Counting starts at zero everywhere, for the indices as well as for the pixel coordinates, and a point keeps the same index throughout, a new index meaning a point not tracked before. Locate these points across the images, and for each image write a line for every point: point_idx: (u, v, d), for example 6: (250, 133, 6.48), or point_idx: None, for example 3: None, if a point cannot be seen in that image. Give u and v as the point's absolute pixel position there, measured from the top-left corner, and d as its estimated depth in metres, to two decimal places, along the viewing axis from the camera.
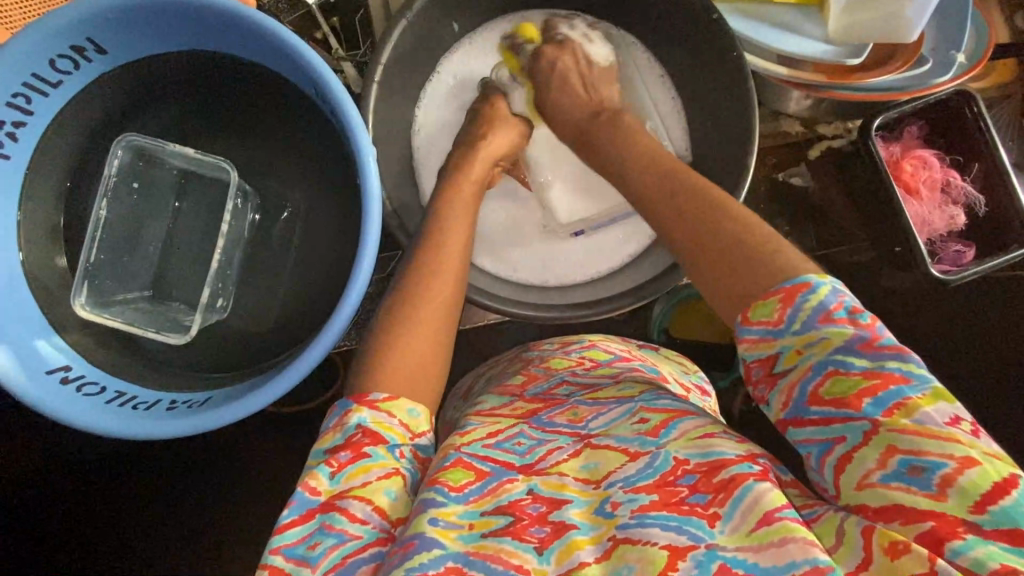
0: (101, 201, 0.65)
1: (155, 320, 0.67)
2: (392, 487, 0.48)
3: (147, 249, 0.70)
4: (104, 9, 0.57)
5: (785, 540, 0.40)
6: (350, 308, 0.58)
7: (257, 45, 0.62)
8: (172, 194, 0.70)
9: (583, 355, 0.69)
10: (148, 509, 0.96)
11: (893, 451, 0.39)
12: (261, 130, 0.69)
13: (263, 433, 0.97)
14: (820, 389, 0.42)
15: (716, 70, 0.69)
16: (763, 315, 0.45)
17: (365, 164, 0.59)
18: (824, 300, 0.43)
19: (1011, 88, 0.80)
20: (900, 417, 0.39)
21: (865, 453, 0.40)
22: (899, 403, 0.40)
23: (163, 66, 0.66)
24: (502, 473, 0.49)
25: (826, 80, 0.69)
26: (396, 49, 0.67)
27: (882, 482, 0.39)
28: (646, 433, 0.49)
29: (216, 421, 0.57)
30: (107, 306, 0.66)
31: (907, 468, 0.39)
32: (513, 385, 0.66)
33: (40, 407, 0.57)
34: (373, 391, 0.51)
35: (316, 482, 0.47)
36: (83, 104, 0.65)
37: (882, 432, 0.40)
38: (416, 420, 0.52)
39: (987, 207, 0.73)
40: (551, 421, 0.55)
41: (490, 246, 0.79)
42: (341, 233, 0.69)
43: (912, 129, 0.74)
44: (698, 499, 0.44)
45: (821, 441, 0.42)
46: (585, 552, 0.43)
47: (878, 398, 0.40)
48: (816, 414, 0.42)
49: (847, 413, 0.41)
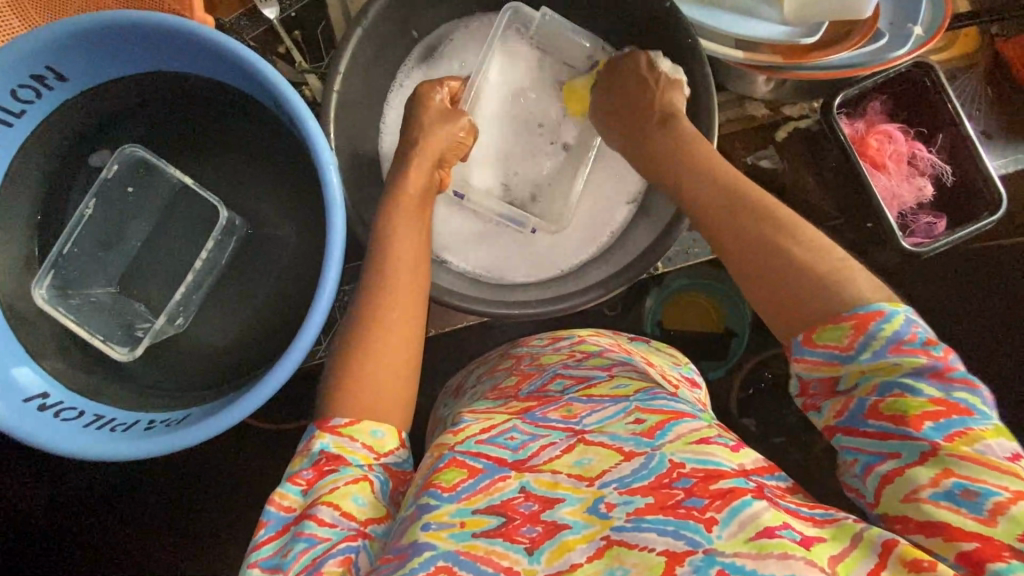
0: (89, 199, 0.68)
1: (111, 322, 0.68)
2: (359, 493, 0.48)
3: (127, 246, 0.71)
4: (61, 37, 0.57)
5: (785, 555, 0.39)
6: (316, 327, 0.58)
7: (214, 60, 0.63)
8: (153, 217, 0.70)
9: (574, 349, 0.68)
10: (144, 529, 0.96)
11: (947, 473, 0.38)
12: (229, 147, 0.70)
13: (256, 449, 0.97)
14: (879, 404, 0.41)
15: (676, 57, 0.69)
16: (831, 338, 0.42)
17: (329, 182, 0.59)
18: (899, 330, 0.41)
19: (977, 57, 0.80)
20: (961, 445, 0.38)
21: (918, 470, 0.39)
22: (962, 431, 0.38)
23: (125, 87, 0.66)
24: (495, 470, 0.49)
25: (782, 61, 0.69)
26: (354, 57, 0.67)
27: (931, 499, 0.38)
28: (642, 434, 0.49)
29: (183, 441, 0.57)
30: (71, 295, 0.67)
31: (961, 491, 0.37)
32: (507, 386, 0.66)
33: (14, 433, 0.57)
34: (335, 416, 0.51)
35: (288, 501, 0.48)
36: (48, 134, 0.65)
37: (940, 455, 0.38)
38: (381, 440, 0.51)
39: (954, 176, 0.73)
40: (544, 417, 0.54)
41: (457, 244, 0.79)
42: (314, 246, 0.70)
43: (875, 105, 0.75)
44: (695, 502, 0.43)
45: (870, 452, 0.41)
46: (577, 552, 0.43)
47: (940, 423, 0.39)
48: (871, 427, 0.41)
49: (905, 431, 0.40)
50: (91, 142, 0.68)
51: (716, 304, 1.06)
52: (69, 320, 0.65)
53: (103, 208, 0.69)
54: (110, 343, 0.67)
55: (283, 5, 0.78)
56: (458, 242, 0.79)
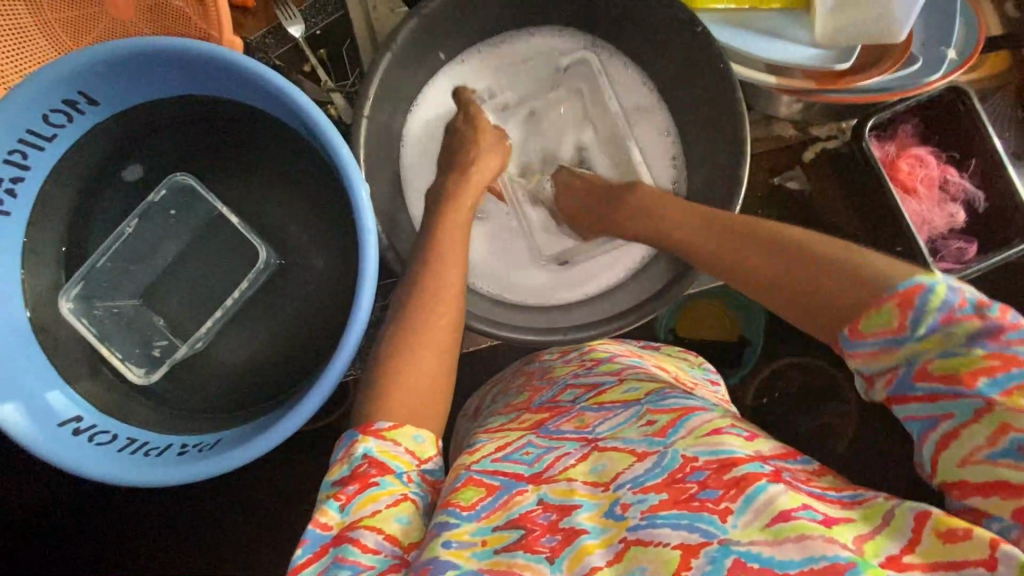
0: (132, 219, 0.68)
1: (132, 339, 0.69)
2: (402, 512, 0.48)
3: (158, 261, 0.71)
4: (91, 64, 0.57)
5: (802, 537, 0.38)
6: (351, 351, 0.58)
7: (245, 86, 0.63)
8: (187, 237, 0.71)
9: (585, 359, 0.68)
10: (166, 544, 0.96)
11: (1004, 429, 0.37)
12: (256, 167, 0.70)
13: (275, 461, 0.96)
14: (929, 366, 0.41)
15: (707, 81, 0.69)
16: (880, 323, 0.42)
17: (360, 206, 0.59)
18: (946, 297, 0.41)
19: (1008, 76, 0.79)
20: (1019, 399, 0.37)
21: (975, 429, 0.38)
22: (1023, 386, 0.38)
23: (160, 110, 0.67)
24: (513, 485, 0.49)
25: (815, 86, 0.69)
26: (384, 80, 0.67)
27: (989, 459, 0.37)
28: (654, 434, 0.50)
29: (214, 468, 0.57)
30: (97, 304, 0.68)
31: (1020, 446, 0.36)
32: (520, 402, 0.66)
33: (55, 462, 0.57)
34: (379, 420, 0.51)
35: (326, 518, 0.47)
36: (78, 156, 0.65)
37: (996, 411, 0.38)
38: (422, 446, 0.52)
39: (987, 203, 0.73)
40: (557, 429, 0.56)
41: (481, 265, 0.79)
42: (341, 263, 0.70)
43: (906, 128, 0.74)
44: (709, 494, 0.43)
45: (925, 417, 0.41)
46: (596, 555, 0.43)
47: (997, 379, 0.38)
48: (922, 391, 0.41)
49: (959, 393, 0.39)
50: (118, 162, 0.68)
51: (734, 314, 1.05)
52: (95, 337, 0.67)
53: (145, 226, 0.69)
54: (131, 364, 0.68)
55: (309, 22, 0.78)
56: (484, 266, 0.79)
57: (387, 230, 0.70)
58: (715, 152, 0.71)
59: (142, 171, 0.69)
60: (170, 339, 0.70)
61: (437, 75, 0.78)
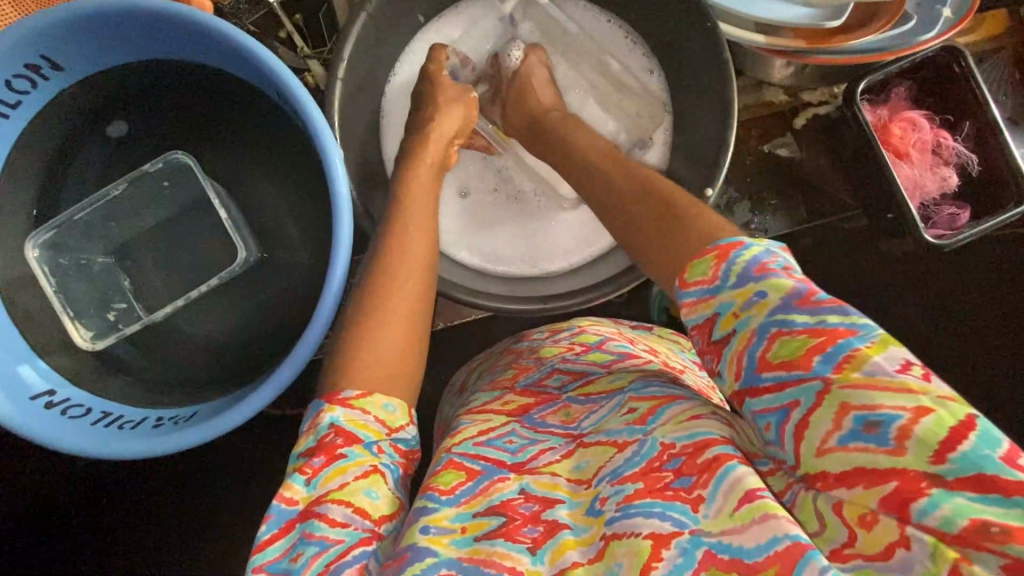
0: (120, 184, 0.68)
1: (90, 294, 0.68)
2: (372, 486, 0.47)
3: (139, 223, 0.70)
4: (52, 26, 0.55)
5: (767, 516, 0.38)
6: (326, 318, 0.56)
7: (215, 47, 0.60)
8: (168, 208, 0.69)
9: (573, 341, 0.65)
10: (152, 522, 0.96)
11: (845, 409, 0.36)
12: (233, 134, 0.69)
13: (261, 440, 0.96)
14: (767, 354, 0.38)
15: (694, 41, 0.67)
16: (699, 274, 0.42)
17: (335, 174, 0.57)
18: (756, 256, 0.40)
19: (1005, 40, 0.77)
20: (850, 371, 0.36)
21: (820, 414, 0.37)
22: (850, 355, 0.36)
23: (129, 77, 0.64)
24: (494, 472, 0.48)
25: (805, 46, 0.67)
26: (358, 43, 0.65)
27: (841, 445, 0.36)
28: (634, 423, 0.48)
29: (180, 443, 0.56)
30: (62, 254, 0.67)
31: (863, 425, 0.36)
32: (504, 378, 0.64)
33: (25, 433, 0.56)
34: (345, 388, 0.50)
35: (292, 492, 0.46)
36: (44, 126, 0.63)
37: (835, 390, 0.36)
38: (393, 415, 0.50)
39: (980, 165, 0.72)
40: (543, 421, 0.54)
41: (459, 236, 0.77)
42: (320, 238, 0.68)
43: (899, 91, 0.73)
44: (683, 482, 0.42)
45: (777, 409, 0.39)
46: (576, 552, 0.43)
47: (828, 354, 0.37)
48: (767, 381, 0.39)
49: (799, 376, 0.37)
50: (88, 133, 0.66)
51: None
52: (51, 289, 0.65)
53: (132, 190, 0.69)
54: (77, 324, 0.66)
55: None
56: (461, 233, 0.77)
57: (365, 200, 0.69)
58: (703, 119, 0.69)
59: (127, 128, 0.68)
60: (129, 301, 0.69)
61: (416, 35, 0.76)
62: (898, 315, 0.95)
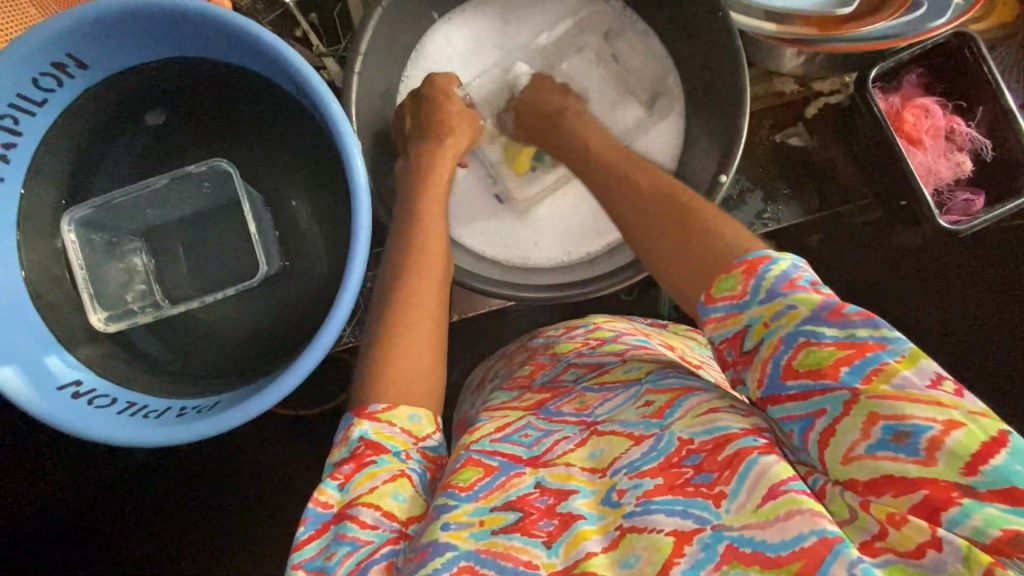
0: (161, 179, 0.69)
1: (114, 277, 0.70)
2: (399, 490, 0.47)
3: (169, 213, 0.72)
4: (77, 24, 0.56)
5: (791, 513, 0.39)
6: (347, 308, 0.57)
7: (234, 43, 0.61)
8: (205, 205, 0.71)
9: (588, 337, 0.65)
10: (170, 516, 0.97)
11: (873, 418, 0.37)
12: (253, 129, 0.70)
13: (277, 434, 0.97)
14: (793, 362, 0.40)
15: (706, 31, 0.67)
16: (726, 289, 0.44)
17: (354, 165, 0.58)
18: (785, 271, 0.42)
19: (1014, 28, 0.77)
20: (879, 383, 0.37)
21: (846, 423, 0.38)
22: (878, 368, 0.38)
23: (151, 76, 0.66)
24: (510, 467, 0.49)
25: (816, 33, 0.67)
26: (374, 38, 0.66)
27: (869, 453, 0.37)
28: (651, 416, 0.48)
29: (200, 433, 0.57)
30: (95, 231, 0.69)
31: (892, 435, 0.37)
32: (522, 376, 0.65)
33: (57, 423, 0.58)
34: (372, 402, 0.50)
35: (326, 496, 0.47)
36: (69, 123, 0.65)
37: (863, 401, 0.37)
38: (418, 425, 0.51)
39: (995, 151, 0.73)
40: (558, 411, 0.54)
41: (476, 229, 0.78)
42: (338, 234, 0.69)
43: (911, 78, 0.73)
44: (704, 479, 0.43)
45: (801, 416, 0.40)
46: (593, 541, 0.43)
47: (855, 366, 0.38)
48: (792, 389, 0.40)
49: (825, 385, 0.39)
50: (111, 131, 0.68)
51: None
52: (81, 262, 0.67)
53: (173, 186, 0.70)
54: (98, 305, 0.67)
55: None
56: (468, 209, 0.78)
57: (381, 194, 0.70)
58: (714, 110, 0.70)
59: (165, 117, 0.69)
60: (149, 284, 0.71)
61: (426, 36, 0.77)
62: (909, 307, 0.95)
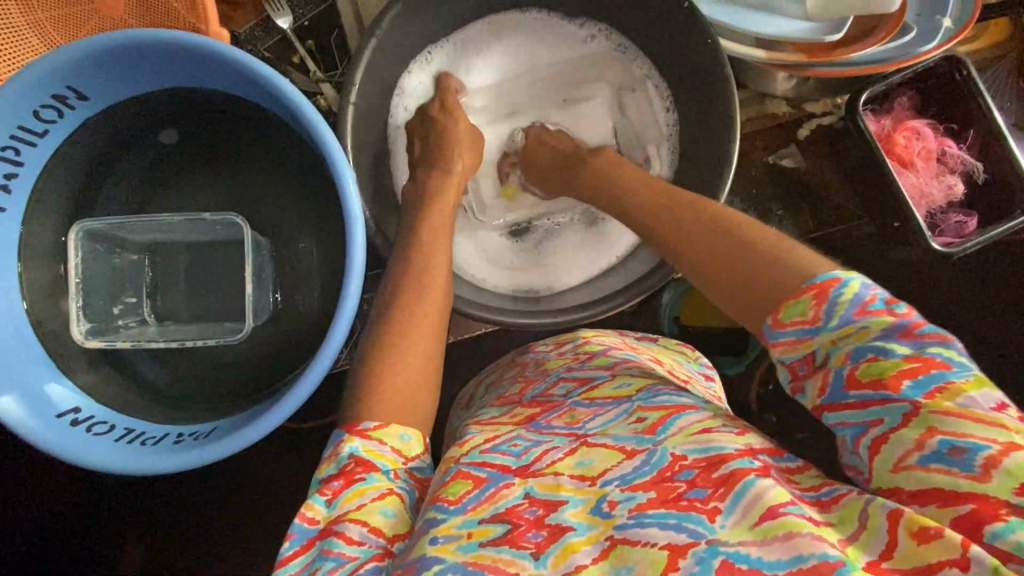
0: (174, 215, 0.69)
1: (105, 290, 0.70)
2: (387, 506, 0.48)
3: (172, 236, 0.72)
4: (78, 57, 0.57)
5: (792, 534, 0.38)
6: (341, 339, 0.58)
7: (229, 75, 0.62)
8: (210, 238, 0.72)
9: (577, 352, 0.66)
10: (169, 534, 0.97)
11: (932, 431, 0.37)
12: (251, 155, 0.71)
13: (276, 452, 0.97)
14: (856, 373, 0.40)
15: (698, 56, 0.68)
16: (795, 314, 0.42)
17: (348, 194, 0.58)
18: (857, 293, 0.41)
19: (1004, 48, 0.78)
20: (943, 400, 0.37)
21: (904, 432, 0.38)
22: (942, 387, 0.38)
23: (151, 104, 0.67)
24: (500, 478, 0.48)
25: (805, 59, 0.68)
26: (370, 65, 0.67)
27: (921, 464, 0.37)
28: (643, 432, 0.49)
29: (190, 461, 0.58)
30: (99, 241, 0.68)
31: (949, 449, 0.36)
32: (511, 393, 0.64)
33: (52, 449, 0.58)
34: (364, 420, 0.51)
35: (312, 512, 0.47)
36: (70, 151, 0.66)
37: (923, 414, 0.37)
38: (408, 444, 0.51)
39: (986, 175, 0.73)
40: (548, 424, 0.54)
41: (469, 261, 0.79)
42: (336, 259, 0.70)
43: (902, 100, 0.74)
44: (697, 494, 0.43)
45: (857, 424, 0.40)
46: (582, 553, 0.43)
47: (918, 380, 0.38)
48: (853, 398, 0.40)
49: (885, 395, 0.39)
50: (111, 159, 0.69)
51: None
52: (76, 269, 0.65)
53: (186, 223, 0.70)
54: (83, 316, 0.66)
55: (296, 14, 0.77)
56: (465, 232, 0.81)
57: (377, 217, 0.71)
58: (706, 132, 0.71)
59: (177, 135, 0.70)
60: (137, 299, 0.71)
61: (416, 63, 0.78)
62: None
